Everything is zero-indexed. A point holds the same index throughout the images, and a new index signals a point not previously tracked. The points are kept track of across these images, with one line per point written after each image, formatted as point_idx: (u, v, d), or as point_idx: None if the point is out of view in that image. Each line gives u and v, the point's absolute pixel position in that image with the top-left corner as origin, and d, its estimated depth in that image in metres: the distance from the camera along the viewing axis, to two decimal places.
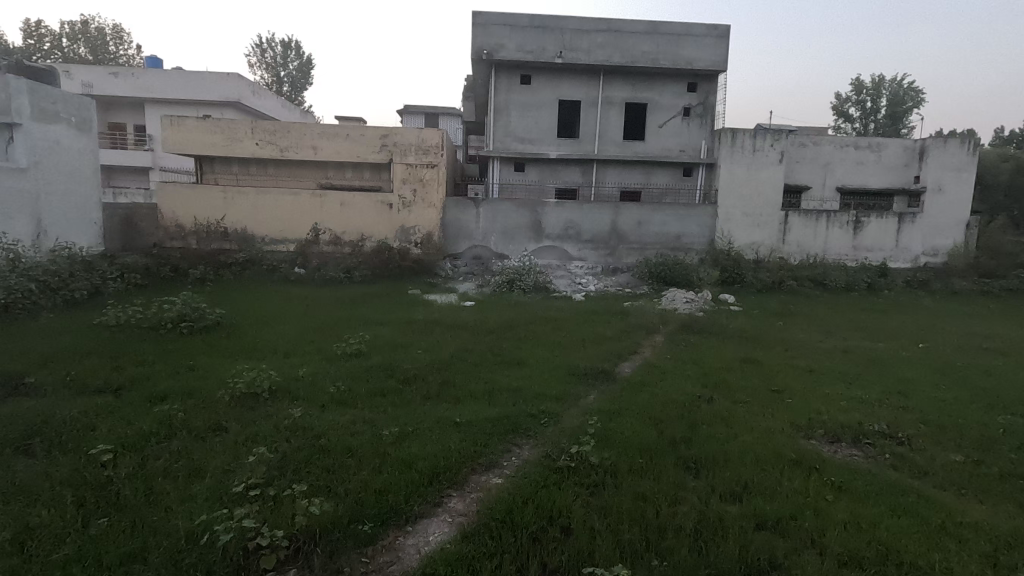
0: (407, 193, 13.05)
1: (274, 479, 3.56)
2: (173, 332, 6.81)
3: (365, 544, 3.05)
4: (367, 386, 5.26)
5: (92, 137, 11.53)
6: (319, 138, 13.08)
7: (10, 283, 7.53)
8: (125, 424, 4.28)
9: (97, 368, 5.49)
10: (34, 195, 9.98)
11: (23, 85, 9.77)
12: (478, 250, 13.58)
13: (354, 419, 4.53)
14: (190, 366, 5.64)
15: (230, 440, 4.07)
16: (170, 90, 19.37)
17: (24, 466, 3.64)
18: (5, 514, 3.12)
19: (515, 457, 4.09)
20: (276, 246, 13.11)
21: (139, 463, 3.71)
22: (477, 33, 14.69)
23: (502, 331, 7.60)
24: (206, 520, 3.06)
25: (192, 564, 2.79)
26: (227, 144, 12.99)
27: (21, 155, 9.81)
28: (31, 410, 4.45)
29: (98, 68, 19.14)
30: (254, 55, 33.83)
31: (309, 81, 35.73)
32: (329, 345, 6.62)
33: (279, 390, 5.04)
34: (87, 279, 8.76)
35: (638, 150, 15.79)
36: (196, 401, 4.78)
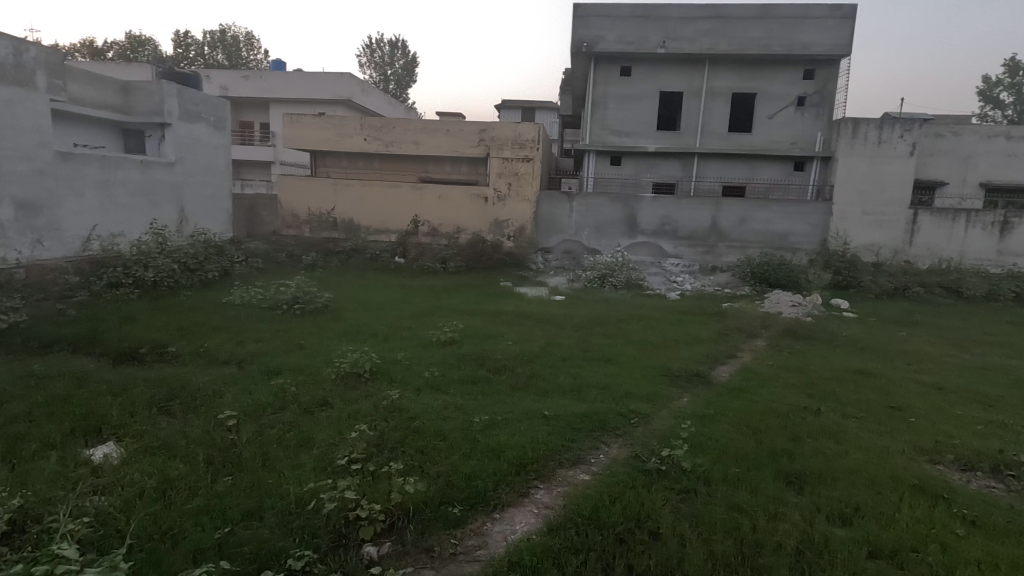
0: (502, 186, 13.28)
1: (373, 455, 3.78)
2: (288, 312, 7.45)
3: (454, 526, 3.17)
4: (459, 373, 5.45)
5: (226, 134, 12.83)
6: (421, 133, 13.61)
7: (158, 264, 8.62)
8: (246, 394, 4.74)
9: (224, 341, 6.13)
10: (179, 186, 11.44)
11: (174, 90, 11.04)
12: (569, 244, 13.48)
13: (446, 404, 4.69)
14: (301, 344, 6.13)
15: (335, 416, 4.38)
16: (290, 90, 21.10)
17: (166, 424, 4.15)
18: (150, 465, 3.56)
19: (603, 455, 4.02)
20: (378, 236, 13.82)
21: (257, 430, 4.10)
22: (576, 25, 14.54)
23: (593, 327, 7.51)
24: (313, 489, 3.33)
25: (301, 527, 3.04)
26: (338, 139, 13.88)
27: (170, 151, 11.23)
28: (171, 375, 5.06)
29: (232, 72, 21.23)
30: (365, 55, 36.04)
31: (414, 79, 37.40)
32: (424, 331, 6.92)
33: (379, 371, 5.36)
34: (218, 262, 9.79)
35: (744, 143, 14.92)
36: (305, 376, 5.21)
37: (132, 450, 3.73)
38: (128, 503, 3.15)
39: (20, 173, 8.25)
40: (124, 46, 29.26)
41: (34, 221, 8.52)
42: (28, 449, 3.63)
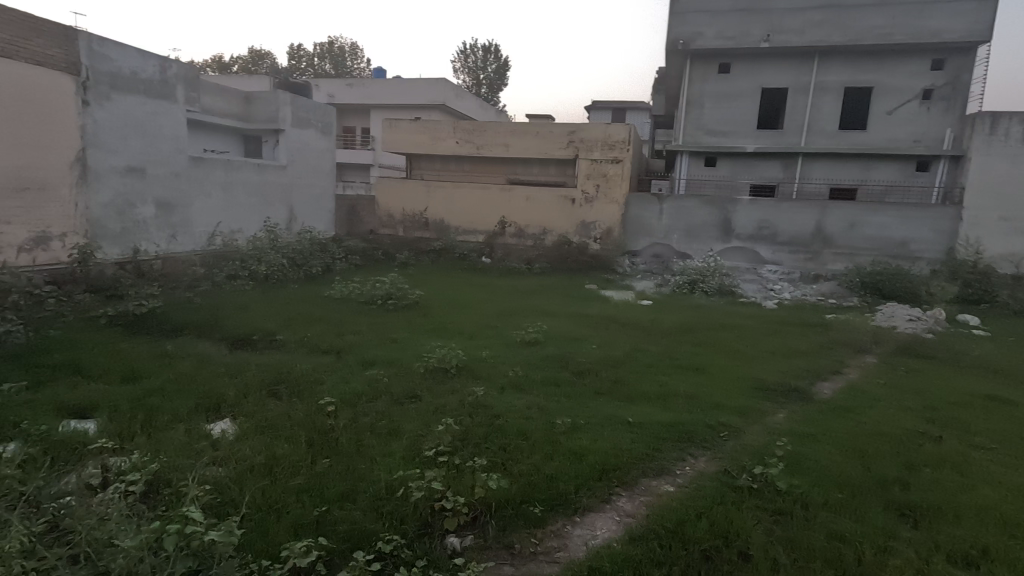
0: (590, 188, 13.18)
1: (457, 449, 3.89)
2: (382, 307, 7.85)
3: (534, 525, 3.19)
4: (542, 374, 5.48)
5: (331, 139, 13.76)
6: (511, 136, 13.82)
7: (271, 259, 9.41)
8: (343, 382, 5.05)
9: (325, 332, 6.58)
10: (289, 187, 12.44)
11: (288, 99, 12.03)
12: (658, 248, 13.10)
13: (529, 405, 4.73)
14: (393, 338, 6.43)
15: (423, 408, 4.56)
16: (390, 96, 22.23)
17: (274, 405, 4.52)
18: (260, 442, 3.89)
19: (689, 467, 3.88)
20: (466, 237, 14.17)
21: (352, 417, 4.36)
22: (673, 22, 14.11)
23: (681, 335, 7.25)
24: (402, 477, 3.49)
25: (390, 512, 3.19)
26: (432, 142, 14.42)
27: (283, 155, 12.25)
28: (279, 362, 5.51)
29: (337, 81, 22.70)
30: (459, 61, 37.22)
31: (505, 83, 38.10)
32: (508, 331, 7.02)
33: (465, 368, 5.51)
34: (321, 259, 10.51)
35: (857, 142, 13.76)
36: (396, 368, 5.46)
37: (244, 428, 4.10)
38: (241, 476, 3.46)
39: (161, 176, 9.37)
40: (246, 60, 32.23)
41: (171, 218, 9.63)
42: (161, 420, 4.09)
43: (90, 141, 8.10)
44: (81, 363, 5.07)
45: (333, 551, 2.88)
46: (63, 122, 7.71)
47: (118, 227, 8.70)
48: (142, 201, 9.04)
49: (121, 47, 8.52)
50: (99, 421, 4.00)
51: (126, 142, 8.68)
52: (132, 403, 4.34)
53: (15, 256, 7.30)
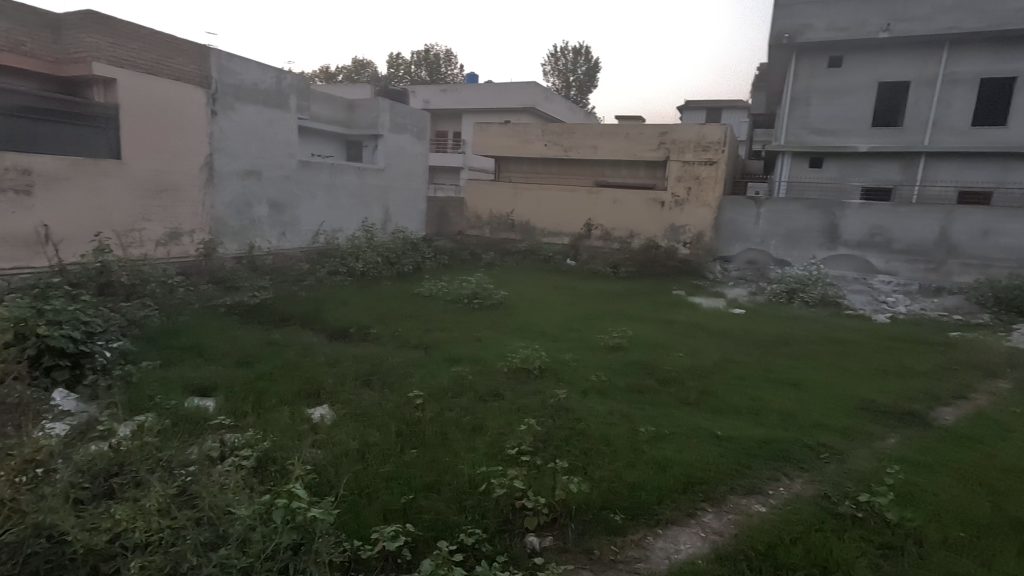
0: (681, 191, 12.77)
1: (539, 449, 3.91)
2: (468, 306, 8.07)
3: (615, 533, 3.14)
4: (626, 380, 5.37)
5: (425, 143, 14.33)
6: (600, 137, 13.68)
7: (367, 257, 9.97)
8: (431, 377, 5.25)
9: (414, 328, 6.86)
10: (385, 189, 13.12)
11: (387, 106, 12.69)
12: (753, 254, 12.41)
13: (612, 410, 4.65)
14: (478, 337, 6.58)
15: (505, 407, 4.63)
16: (481, 100, 22.81)
17: (367, 395, 4.78)
18: (354, 429, 4.13)
19: (783, 487, 3.65)
20: (551, 239, 14.19)
21: (439, 411, 4.53)
22: (778, 15, 13.32)
23: (778, 347, 6.82)
24: (484, 473, 3.57)
25: (473, 505, 3.28)
26: (521, 145, 14.59)
27: (381, 159, 12.94)
28: (372, 354, 5.82)
29: (432, 87, 23.60)
30: (549, 64, 37.47)
31: (595, 84, 37.84)
32: (592, 335, 6.95)
33: (548, 370, 5.53)
34: (412, 258, 10.98)
35: (993, 141, 12.32)
36: (480, 366, 5.60)
37: (340, 415, 4.38)
38: (337, 459, 3.70)
39: (274, 179, 10.22)
40: (350, 69, 34.35)
41: (281, 217, 10.46)
42: (270, 402, 4.47)
43: (216, 147, 9.01)
44: (203, 347, 5.64)
45: (419, 539, 3.00)
46: (195, 131, 8.63)
47: (237, 225, 9.60)
48: (257, 201, 9.90)
49: (245, 62, 9.41)
50: (217, 400, 4.43)
51: (247, 148, 9.56)
52: (245, 385, 4.77)
53: (154, 249, 8.29)
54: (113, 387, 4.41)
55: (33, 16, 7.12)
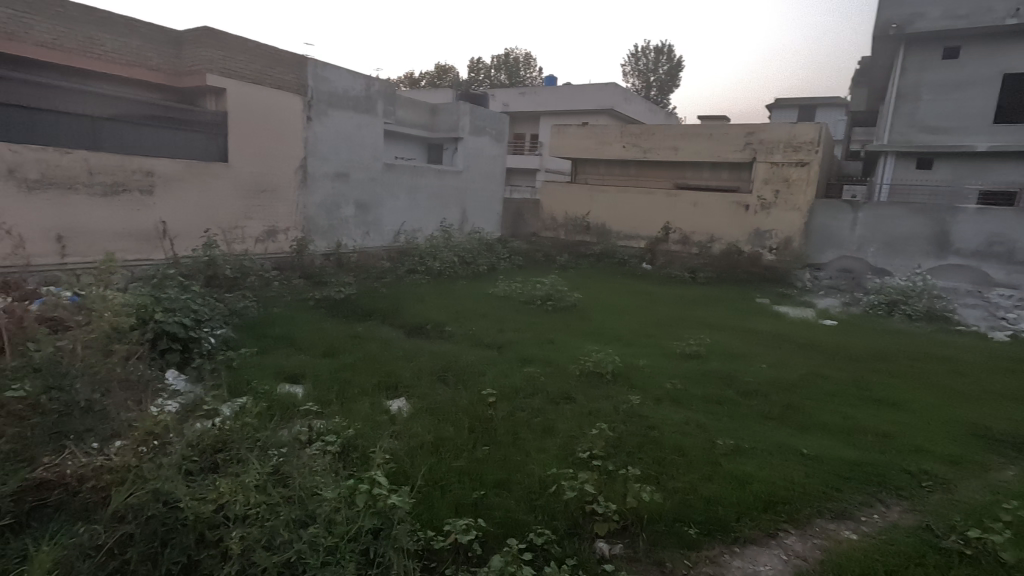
0: (768, 194, 12.13)
1: (611, 455, 3.86)
2: (541, 308, 8.09)
3: (688, 547, 3.04)
4: (703, 390, 5.17)
5: (503, 145, 14.54)
6: (681, 138, 13.28)
7: (444, 257, 10.25)
8: (503, 376, 5.32)
9: (488, 327, 6.98)
10: (463, 191, 13.44)
11: (467, 109, 13.01)
12: (848, 262, 11.57)
13: (688, 420, 4.50)
14: (550, 339, 6.58)
15: (577, 410, 4.60)
16: (560, 103, 22.82)
17: (442, 390, 4.93)
18: (429, 422, 4.26)
19: (877, 515, 3.37)
20: (627, 242, 13.93)
21: (511, 410, 4.58)
22: (884, 5, 12.34)
23: (874, 362, 6.32)
24: (554, 474, 3.57)
25: (543, 506, 3.29)
26: (598, 147, 14.43)
27: (460, 161, 13.28)
28: (446, 351, 5.98)
29: (511, 90, 23.91)
30: (629, 64, 36.88)
31: (677, 84, 36.78)
32: (668, 341, 6.76)
33: (621, 375, 5.43)
34: (488, 258, 11.17)
35: None
36: (552, 368, 5.60)
37: (416, 408, 4.54)
38: (412, 450, 3.84)
39: (361, 180, 10.75)
40: (433, 75, 35.50)
41: (366, 217, 10.98)
42: (352, 392, 4.72)
43: (309, 151, 9.61)
44: (294, 337, 6.05)
45: (489, 534, 3.05)
46: (291, 135, 9.26)
47: (326, 224, 10.19)
48: (345, 202, 10.47)
49: (337, 70, 9.97)
50: (305, 387, 4.74)
51: (337, 151, 10.13)
52: (330, 375, 5.06)
53: (253, 245, 8.98)
54: (217, 370, 4.84)
55: (159, 33, 7.93)
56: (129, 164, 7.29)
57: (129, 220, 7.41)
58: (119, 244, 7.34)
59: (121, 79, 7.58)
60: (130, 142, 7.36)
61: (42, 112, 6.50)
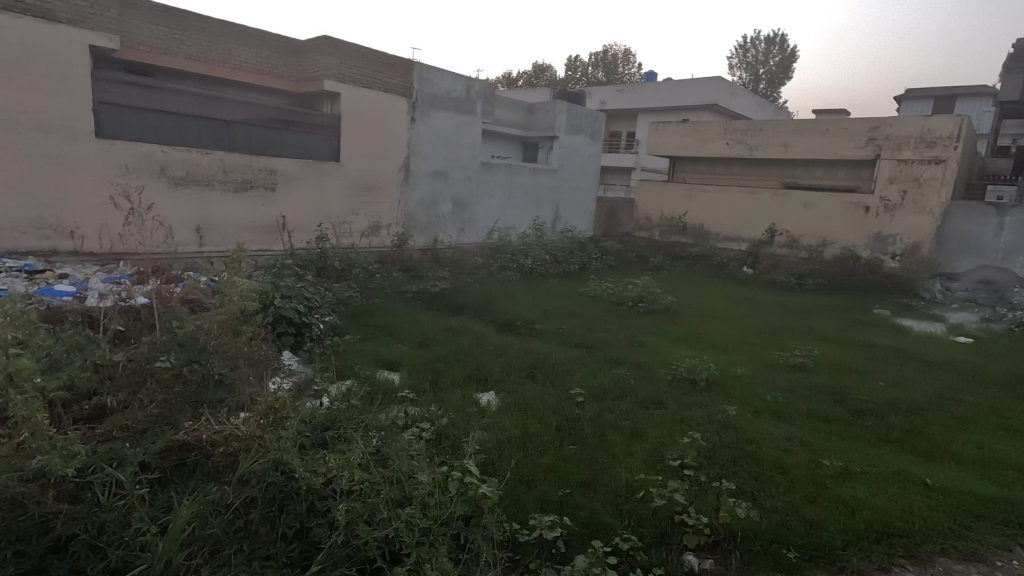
0: (893, 195, 11.03)
1: (704, 465, 3.70)
2: (633, 309, 7.92)
3: (786, 571, 2.86)
4: (809, 405, 4.81)
5: (599, 143, 14.38)
6: (793, 134, 12.38)
7: (536, 255, 10.31)
8: (592, 376, 5.27)
9: (577, 327, 6.95)
10: (557, 189, 13.48)
11: (564, 108, 13.01)
12: (988, 272, 10.18)
13: (791, 437, 4.21)
14: (642, 342, 6.43)
15: (667, 417, 4.45)
16: (659, 99, 22.15)
17: (530, 387, 4.97)
18: (516, 417, 4.32)
19: (1017, 562, 2.97)
20: (727, 244, 13.26)
21: (598, 411, 4.53)
22: None
23: (1021, 388, 5.51)
24: (642, 480, 3.50)
25: (630, 511, 3.22)
26: (700, 144, 13.83)
27: (554, 159, 13.33)
28: (536, 349, 6.03)
29: (609, 87, 23.54)
30: (736, 56, 35.05)
31: (789, 75, 34.37)
32: (769, 351, 6.35)
33: (716, 383, 5.19)
34: (579, 257, 11.10)
35: None
36: (643, 371, 5.47)
37: (505, 403, 4.62)
38: (500, 443, 3.91)
39: (459, 179, 11.11)
40: (530, 74, 35.85)
41: (462, 214, 11.33)
42: (444, 382, 4.90)
43: (411, 150, 10.08)
44: (393, 327, 6.39)
45: (574, 534, 3.04)
46: (397, 135, 9.77)
47: (425, 220, 10.65)
48: (443, 199, 10.87)
49: (441, 72, 10.36)
50: (402, 375, 4.99)
51: (437, 150, 10.54)
52: (425, 364, 5.29)
53: (359, 239, 9.58)
54: (324, 354, 5.24)
55: (285, 44, 8.66)
56: (256, 163, 8.06)
57: (255, 214, 8.19)
58: (246, 235, 8.14)
59: (253, 86, 8.38)
60: (258, 144, 8.13)
61: (188, 117, 7.39)
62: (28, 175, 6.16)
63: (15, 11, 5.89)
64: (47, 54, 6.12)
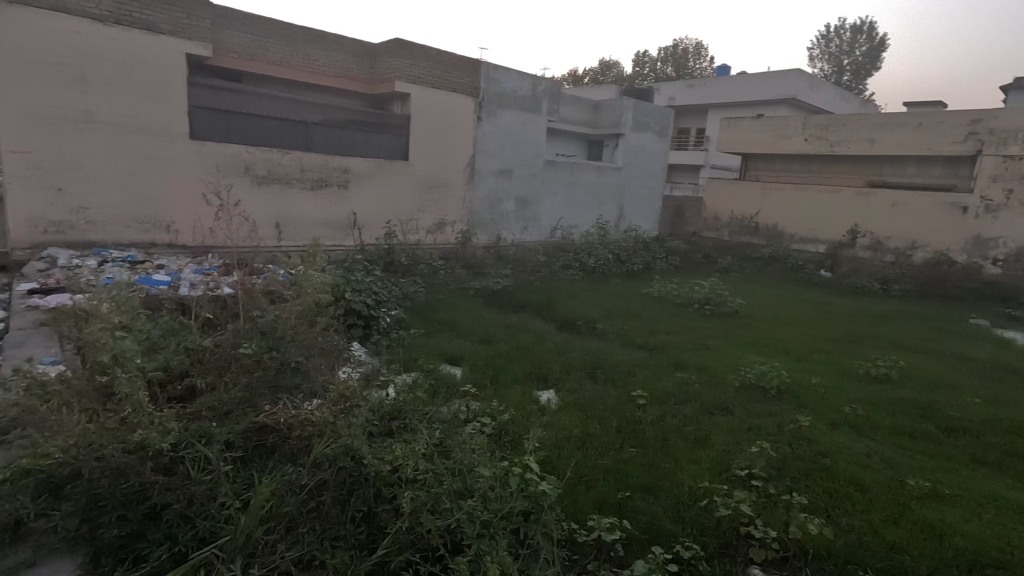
0: (995, 194, 10.08)
1: (773, 476, 3.54)
2: (699, 312, 7.67)
3: None
4: (892, 420, 4.48)
5: (666, 141, 14.02)
6: (880, 129, 11.56)
7: (599, 254, 10.20)
8: (655, 379, 5.15)
9: (640, 328, 6.82)
10: (621, 188, 13.27)
11: (631, 104, 12.79)
12: None
13: (871, 452, 3.94)
14: (709, 346, 6.22)
15: (734, 424, 4.29)
16: (732, 94, 21.32)
17: (590, 387, 4.93)
18: (576, 417, 4.30)
19: None
20: (803, 246, 12.57)
21: (661, 415, 4.43)
22: None
23: None
24: (706, 488, 3.39)
25: (693, 519, 3.13)
26: (775, 141, 13.18)
27: (620, 157, 13.13)
28: (597, 349, 5.96)
29: (678, 82, 22.88)
30: (818, 47, 33.16)
31: (877, 66, 32.11)
32: (848, 360, 5.97)
33: (788, 392, 4.94)
34: (644, 258, 10.88)
35: None
36: (708, 376, 5.29)
37: (565, 401, 4.61)
38: (559, 442, 3.91)
39: (523, 177, 11.17)
40: (596, 71, 35.45)
41: (525, 212, 11.38)
42: (505, 379, 4.95)
43: (477, 149, 10.23)
44: (456, 323, 6.52)
45: (633, 538, 3.00)
46: (463, 134, 9.93)
47: (488, 218, 10.79)
48: (507, 197, 10.96)
49: (507, 71, 10.44)
50: (464, 369, 5.08)
51: (502, 149, 10.63)
52: (486, 360, 5.36)
53: (425, 235, 9.84)
54: (390, 346, 5.43)
55: (359, 47, 8.99)
56: (331, 163, 8.44)
57: (329, 211, 8.58)
58: (321, 231, 8.55)
59: (329, 89, 8.79)
60: (333, 144, 8.52)
61: (270, 119, 7.85)
62: (132, 174, 6.75)
63: (123, 24, 6.46)
64: (149, 63, 6.68)
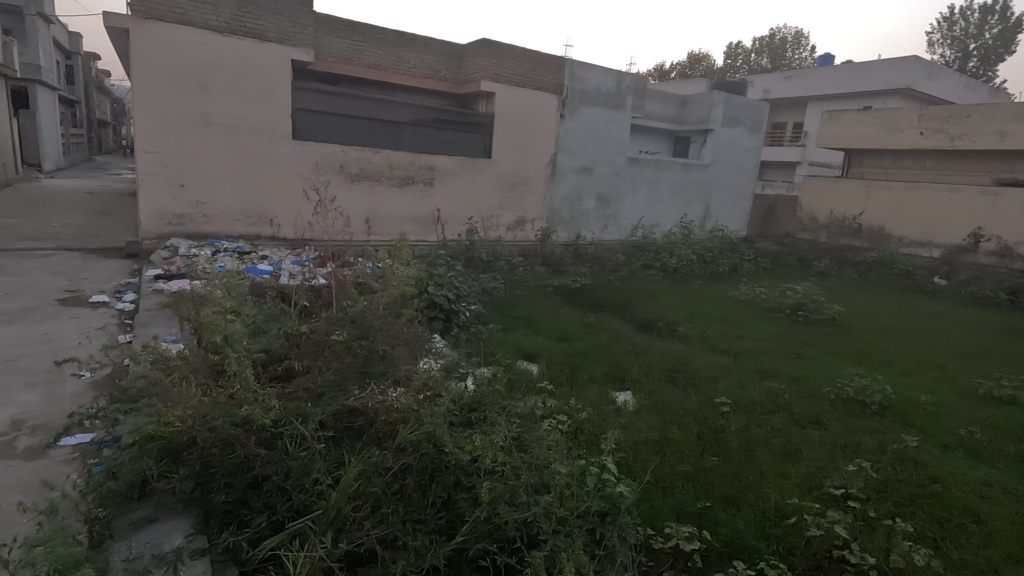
0: None
1: (873, 498, 3.27)
2: (791, 318, 7.21)
3: None
4: (1018, 448, 3.99)
5: (759, 136, 13.29)
6: (1012, 120, 10.28)
7: (682, 254, 9.88)
8: (740, 387, 4.90)
9: (725, 332, 6.53)
10: (708, 186, 12.75)
11: (722, 98, 12.24)
12: None
13: (990, 481, 3.54)
14: (801, 354, 5.82)
15: (828, 439, 4.00)
16: (836, 85, 19.83)
17: (670, 391, 4.78)
18: (654, 420, 4.19)
19: None
20: (914, 250, 11.47)
21: (746, 424, 4.21)
22: None
23: None
24: (795, 504, 3.19)
25: (780, 537, 2.96)
26: (884, 134, 12.08)
27: (708, 154, 12.61)
28: (678, 352, 5.76)
29: (774, 74, 21.57)
30: (938, 31, 30.05)
31: (1011, 50, 28.59)
32: (965, 378, 5.38)
33: (891, 410, 4.53)
34: (731, 259, 10.38)
35: None
36: (800, 387, 4.96)
37: (642, 404, 4.50)
38: (637, 445, 3.82)
39: (605, 175, 11.01)
40: (684, 65, 34.19)
41: (606, 210, 11.22)
42: (582, 377, 4.92)
43: (559, 147, 10.21)
44: (533, 319, 6.56)
45: (713, 550, 2.88)
46: (546, 132, 9.95)
47: (568, 216, 10.74)
48: (588, 195, 10.86)
49: (592, 68, 10.32)
50: (540, 366, 5.10)
51: (584, 146, 10.54)
52: (563, 358, 5.35)
53: (505, 232, 9.98)
54: (469, 340, 5.55)
55: (447, 48, 9.26)
56: (418, 160, 8.74)
57: (415, 207, 8.90)
58: (407, 226, 8.89)
59: (418, 90, 9.11)
60: (421, 143, 8.83)
61: (364, 120, 8.27)
62: (242, 172, 7.36)
63: (238, 33, 7.04)
64: (259, 69, 7.24)
